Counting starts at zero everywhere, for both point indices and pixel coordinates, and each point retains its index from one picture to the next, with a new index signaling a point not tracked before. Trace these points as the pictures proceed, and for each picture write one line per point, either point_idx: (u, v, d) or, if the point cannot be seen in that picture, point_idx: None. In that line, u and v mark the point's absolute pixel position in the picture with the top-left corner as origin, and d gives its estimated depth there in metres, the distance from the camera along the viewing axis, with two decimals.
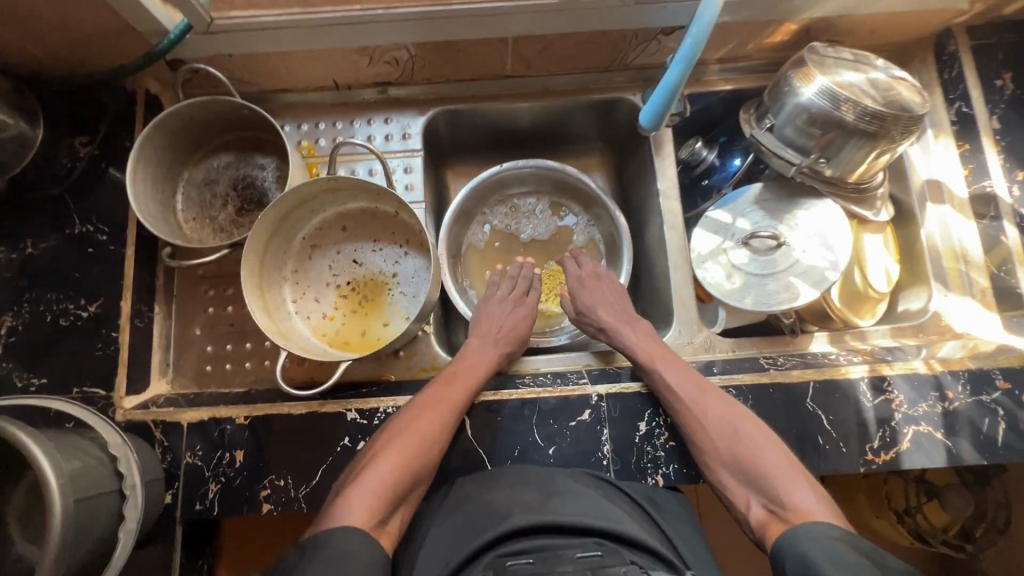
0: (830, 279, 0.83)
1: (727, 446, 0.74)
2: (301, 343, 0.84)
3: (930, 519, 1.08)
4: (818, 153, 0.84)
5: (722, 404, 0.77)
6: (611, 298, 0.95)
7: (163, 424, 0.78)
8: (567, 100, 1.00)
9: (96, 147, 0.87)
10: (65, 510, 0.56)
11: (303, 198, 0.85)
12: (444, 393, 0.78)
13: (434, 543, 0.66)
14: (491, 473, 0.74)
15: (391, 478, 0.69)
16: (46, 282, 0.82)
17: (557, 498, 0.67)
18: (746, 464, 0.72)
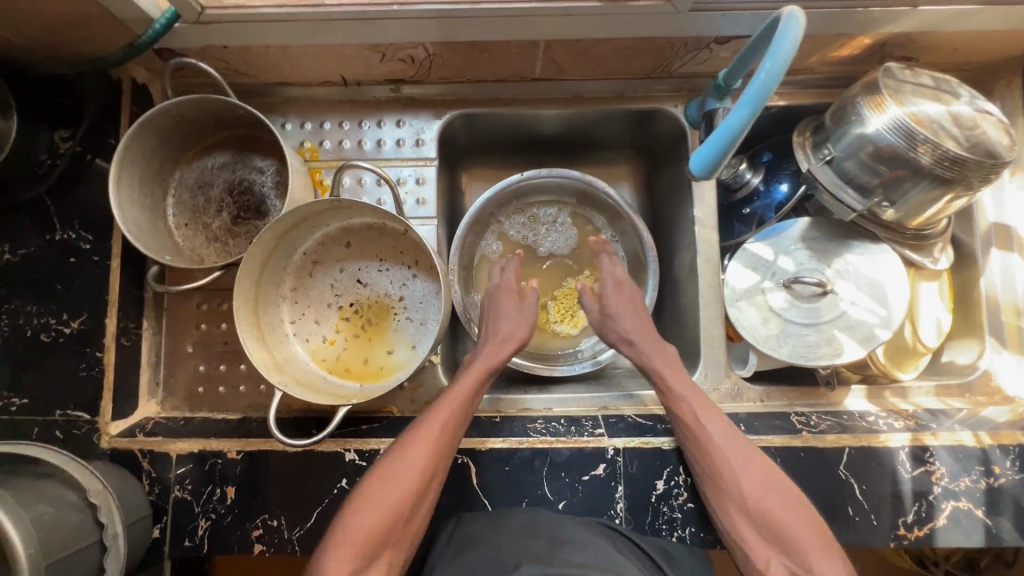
0: (879, 337, 0.76)
1: (746, 495, 0.68)
2: (299, 373, 0.78)
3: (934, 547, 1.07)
4: (881, 193, 0.75)
5: (744, 446, 0.71)
6: (635, 310, 0.86)
7: (151, 454, 0.73)
8: (598, 108, 0.90)
9: (78, 143, 0.79)
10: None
11: (302, 218, 0.77)
12: (443, 413, 0.71)
13: None
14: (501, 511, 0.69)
15: (388, 516, 0.63)
16: (26, 293, 0.76)
17: (565, 549, 0.62)
18: (764, 516, 0.67)
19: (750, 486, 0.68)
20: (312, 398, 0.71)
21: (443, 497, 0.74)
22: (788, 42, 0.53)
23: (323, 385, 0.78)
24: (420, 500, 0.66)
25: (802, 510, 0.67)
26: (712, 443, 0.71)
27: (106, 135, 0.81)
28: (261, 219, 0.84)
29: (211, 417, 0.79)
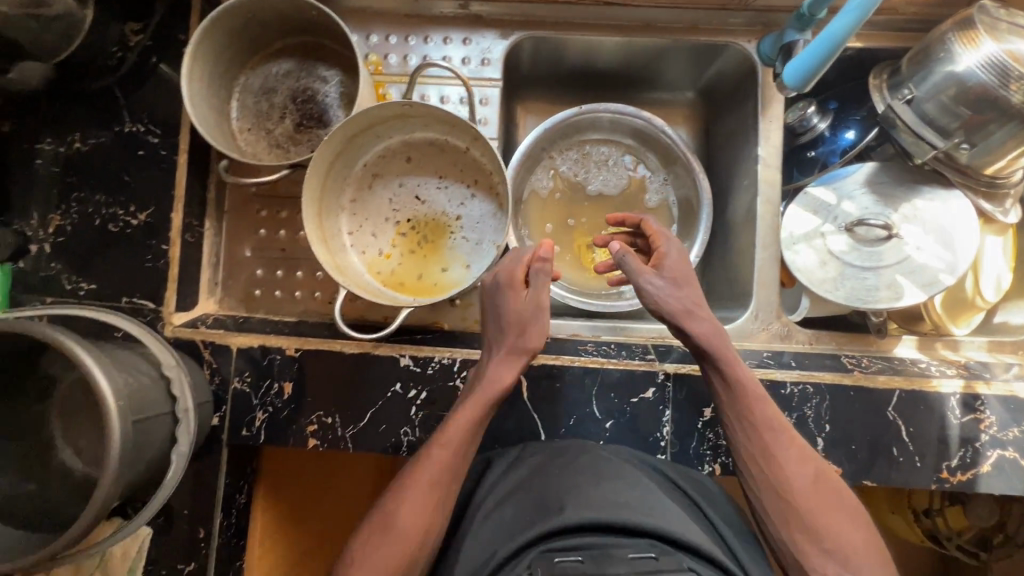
0: (942, 283, 0.75)
1: (801, 498, 0.62)
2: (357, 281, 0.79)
3: (949, 523, 1.05)
4: (961, 136, 0.73)
5: (796, 448, 0.65)
6: (689, 281, 0.71)
7: (212, 346, 0.75)
8: (667, 38, 0.88)
9: (148, 37, 0.79)
10: (123, 443, 0.53)
11: (368, 122, 0.77)
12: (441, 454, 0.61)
13: (486, 526, 0.60)
14: (548, 454, 0.68)
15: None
16: (95, 183, 0.77)
17: (608, 482, 0.61)
18: (820, 521, 0.61)
19: (805, 486, 0.63)
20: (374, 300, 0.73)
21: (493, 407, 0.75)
22: None
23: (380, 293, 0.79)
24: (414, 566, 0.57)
25: (859, 519, 0.62)
26: (762, 441, 0.65)
27: (175, 31, 0.80)
28: (323, 129, 0.83)
29: (268, 319, 0.81)
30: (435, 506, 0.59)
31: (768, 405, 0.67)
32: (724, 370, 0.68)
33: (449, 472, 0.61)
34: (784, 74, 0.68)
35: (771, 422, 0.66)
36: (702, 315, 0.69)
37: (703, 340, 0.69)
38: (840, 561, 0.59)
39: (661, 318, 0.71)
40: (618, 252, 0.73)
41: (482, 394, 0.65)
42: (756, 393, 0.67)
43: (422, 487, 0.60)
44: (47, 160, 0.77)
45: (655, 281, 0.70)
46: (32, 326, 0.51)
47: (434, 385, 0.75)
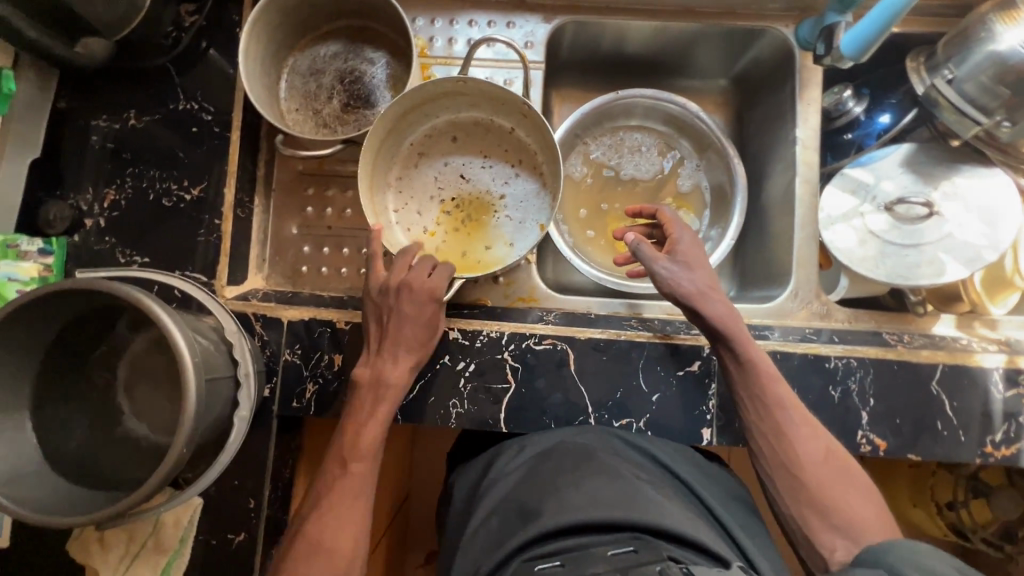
0: (985, 259, 0.76)
1: (811, 477, 0.64)
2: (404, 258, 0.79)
3: (975, 517, 1.05)
4: (1002, 115, 0.75)
5: (808, 427, 0.67)
6: (702, 264, 0.73)
7: (264, 319, 0.76)
8: (705, 23, 0.90)
9: (203, 18, 0.81)
10: (199, 403, 0.54)
11: (418, 102, 0.80)
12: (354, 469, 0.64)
13: (480, 533, 0.60)
14: (536, 461, 0.67)
15: None
16: (149, 159, 0.79)
17: (588, 481, 0.60)
18: (827, 498, 0.63)
19: (814, 465, 0.65)
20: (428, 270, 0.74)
21: (540, 380, 0.76)
22: None
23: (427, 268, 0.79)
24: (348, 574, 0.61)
25: (868, 494, 0.64)
26: (773, 422, 0.67)
27: (228, 12, 0.82)
28: (370, 109, 0.85)
29: (316, 294, 0.83)
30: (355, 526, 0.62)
31: (781, 386, 0.68)
32: (735, 351, 0.69)
33: (363, 493, 0.64)
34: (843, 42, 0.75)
35: (783, 404, 0.67)
36: (716, 297, 0.71)
37: (718, 322, 0.70)
38: (848, 537, 0.61)
39: (678, 302, 0.71)
40: (633, 240, 0.74)
41: (390, 403, 0.67)
42: (769, 374, 0.68)
43: (339, 507, 0.62)
44: (102, 137, 0.79)
45: (671, 264, 0.72)
46: (112, 283, 0.52)
47: (481, 358, 0.76)
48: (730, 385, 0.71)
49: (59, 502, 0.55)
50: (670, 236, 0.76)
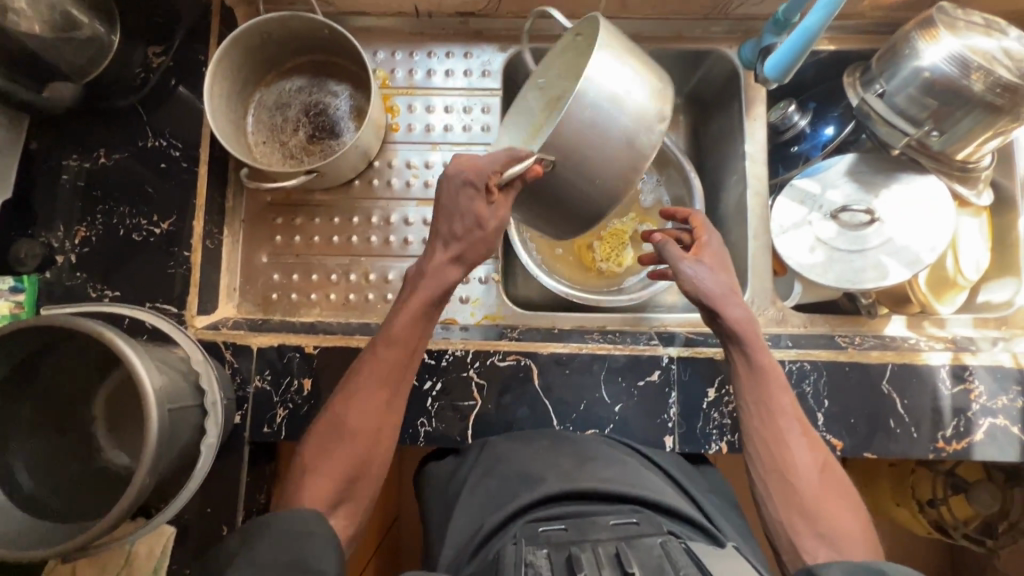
0: (924, 262, 0.80)
1: (804, 484, 0.67)
2: (529, 202, 0.70)
3: (954, 512, 1.07)
4: (930, 126, 0.79)
5: (807, 438, 0.69)
6: (725, 268, 0.75)
7: (234, 347, 0.78)
8: (655, 47, 0.95)
9: (170, 58, 0.84)
10: (160, 433, 0.56)
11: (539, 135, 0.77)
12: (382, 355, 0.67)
13: (467, 502, 0.66)
14: (523, 432, 0.75)
15: (339, 476, 0.63)
16: (119, 195, 0.81)
17: (592, 463, 0.67)
18: (818, 508, 0.65)
19: (809, 473, 0.67)
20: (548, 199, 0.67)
21: (507, 396, 0.78)
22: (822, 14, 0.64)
23: (556, 203, 0.68)
24: (373, 457, 0.66)
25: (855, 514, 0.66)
26: (776, 427, 0.69)
27: (194, 51, 0.85)
28: (335, 139, 0.88)
29: (286, 320, 0.85)
30: (383, 412, 0.67)
31: (788, 395, 0.71)
32: (750, 356, 0.71)
33: (393, 384, 0.68)
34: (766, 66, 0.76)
35: (788, 412, 0.70)
36: (737, 302, 0.72)
37: (736, 326, 0.71)
38: (832, 546, 0.63)
39: (697, 304, 0.73)
40: (658, 241, 0.76)
41: (423, 293, 0.68)
42: (778, 383, 0.71)
43: (367, 390, 0.67)
44: (72, 176, 0.81)
45: (695, 267, 0.73)
46: (77, 321, 0.54)
47: (448, 376, 0.78)
48: (735, 387, 0.73)
49: (21, 538, 0.55)
50: (698, 240, 0.77)
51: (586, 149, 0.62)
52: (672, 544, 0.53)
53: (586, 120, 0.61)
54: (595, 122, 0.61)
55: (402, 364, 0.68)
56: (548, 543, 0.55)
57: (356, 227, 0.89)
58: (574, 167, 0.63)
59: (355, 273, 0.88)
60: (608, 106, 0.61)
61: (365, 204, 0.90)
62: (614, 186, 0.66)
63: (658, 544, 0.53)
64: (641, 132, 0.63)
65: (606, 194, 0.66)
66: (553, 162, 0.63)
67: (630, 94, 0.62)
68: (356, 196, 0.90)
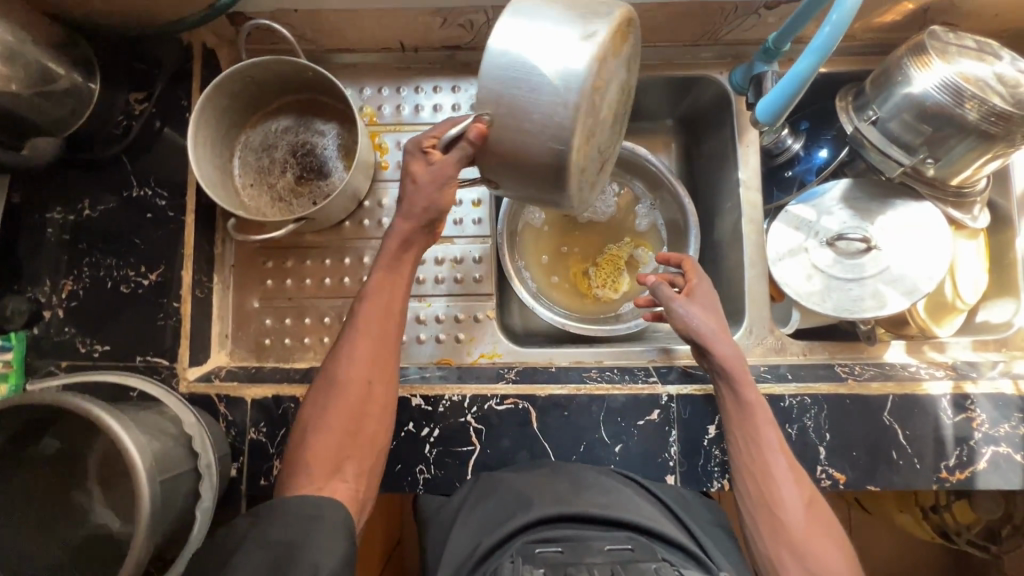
0: (922, 291, 0.79)
1: (791, 520, 0.67)
2: (499, 172, 0.60)
3: (958, 518, 1.06)
4: (925, 152, 0.78)
5: (796, 473, 0.69)
6: (715, 310, 0.77)
7: (227, 399, 0.77)
8: (645, 74, 0.94)
9: (153, 104, 0.82)
10: (154, 507, 0.55)
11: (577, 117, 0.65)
12: (371, 309, 0.69)
13: (462, 529, 0.67)
14: (525, 465, 0.74)
15: (337, 438, 0.64)
16: (106, 247, 0.80)
17: (588, 490, 0.67)
18: (806, 546, 0.65)
19: (797, 508, 0.67)
20: (501, 160, 0.58)
21: (505, 440, 0.77)
22: (812, 58, 0.60)
23: (509, 158, 0.57)
24: (369, 408, 0.66)
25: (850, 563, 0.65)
26: (764, 459, 0.69)
27: (177, 96, 0.84)
28: (323, 179, 0.87)
29: (280, 367, 0.84)
30: (380, 365, 0.68)
31: (776, 431, 0.71)
32: (737, 388, 0.72)
33: (387, 337, 0.69)
34: (757, 106, 0.70)
35: (775, 447, 0.70)
36: (725, 341, 0.74)
37: (724, 362, 0.72)
38: None
39: (688, 340, 0.75)
40: (651, 283, 0.80)
41: (414, 253, 0.71)
42: (766, 419, 0.71)
43: (362, 346, 0.68)
44: (57, 229, 0.80)
45: (688, 308, 0.75)
46: (65, 401, 0.53)
47: (445, 422, 0.77)
48: (724, 421, 0.73)
49: None
50: (689, 282, 0.80)
51: (511, 92, 0.53)
52: (665, 571, 0.54)
53: (505, 60, 0.53)
54: (520, 58, 0.53)
55: (386, 316, 0.69)
56: (545, 563, 0.56)
57: (348, 268, 0.88)
58: (507, 118, 0.54)
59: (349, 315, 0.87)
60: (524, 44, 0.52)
61: (356, 245, 0.89)
62: (554, 115, 0.53)
63: (654, 569, 0.54)
64: (570, 45, 0.52)
65: (563, 131, 0.54)
66: (491, 114, 0.54)
67: (544, 18, 0.53)
68: (346, 237, 0.89)
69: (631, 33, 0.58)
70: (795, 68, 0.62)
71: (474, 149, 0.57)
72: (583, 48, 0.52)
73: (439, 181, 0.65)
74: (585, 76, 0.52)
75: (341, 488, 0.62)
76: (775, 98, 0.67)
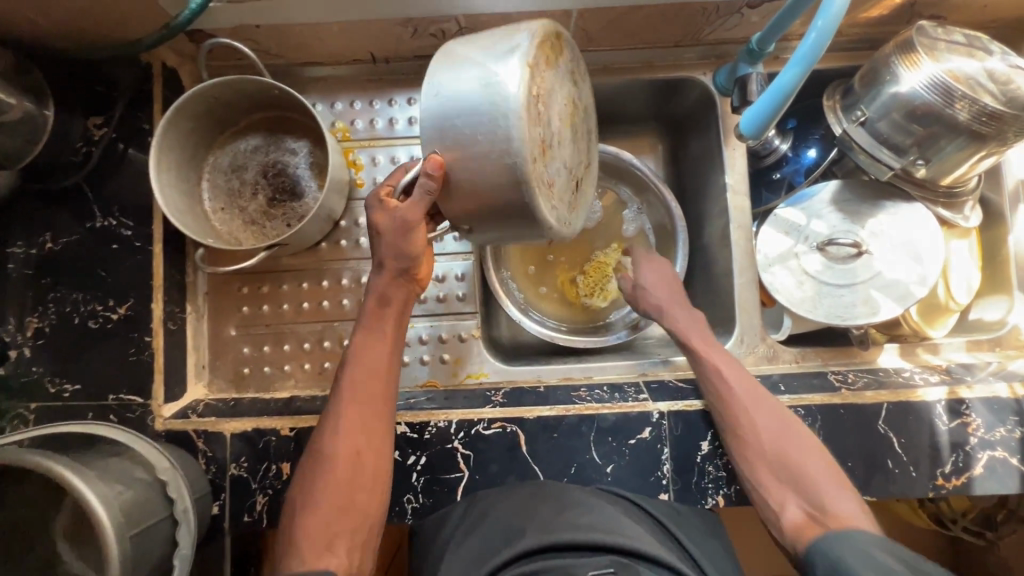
0: (915, 295, 0.78)
1: (764, 443, 0.70)
2: (471, 213, 0.56)
3: (952, 505, 1.08)
4: (915, 153, 0.76)
5: (763, 401, 0.73)
6: (665, 285, 0.88)
7: (206, 434, 0.75)
8: (626, 78, 0.91)
9: (113, 129, 0.79)
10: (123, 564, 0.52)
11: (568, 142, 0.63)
12: (360, 372, 0.67)
13: (452, 566, 0.63)
14: (512, 487, 0.71)
15: (332, 511, 0.61)
16: (71, 281, 0.77)
17: (573, 511, 0.64)
18: (782, 461, 0.69)
19: (768, 432, 0.71)
20: (463, 199, 0.54)
21: (494, 465, 0.75)
22: (795, 70, 0.58)
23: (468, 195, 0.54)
24: (359, 476, 0.64)
25: (828, 467, 0.68)
26: (729, 396, 0.74)
27: (139, 120, 0.80)
28: (296, 200, 0.84)
29: (260, 398, 0.81)
30: (371, 432, 0.66)
31: (736, 370, 0.76)
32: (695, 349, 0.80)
33: (379, 400, 0.67)
34: (741, 122, 0.67)
35: (736, 385, 0.74)
36: (677, 310, 0.85)
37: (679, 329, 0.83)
38: (801, 495, 0.67)
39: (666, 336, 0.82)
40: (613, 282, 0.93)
41: (398, 307, 0.69)
42: (725, 361, 0.77)
43: (353, 411, 0.66)
44: (18, 264, 0.76)
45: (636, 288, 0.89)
46: (25, 461, 0.50)
47: (431, 449, 0.75)
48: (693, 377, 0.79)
49: None
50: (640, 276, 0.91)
51: (456, 130, 0.51)
52: None
53: (439, 98, 0.51)
54: (459, 95, 0.51)
55: (377, 376, 0.67)
56: None
57: (327, 291, 0.85)
58: (459, 153, 0.52)
59: (329, 340, 0.84)
60: (458, 81, 0.51)
61: (335, 266, 0.86)
62: (502, 139, 0.51)
63: None
64: (497, 65, 0.51)
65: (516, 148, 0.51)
66: (444, 153, 0.52)
67: (465, 49, 0.52)
68: (323, 259, 0.86)
69: (561, 47, 0.58)
70: (778, 79, 0.60)
71: (437, 186, 0.53)
72: (513, 66, 0.51)
73: (404, 230, 0.62)
74: (524, 87, 0.50)
75: (334, 563, 0.58)
76: (760, 109, 0.65)
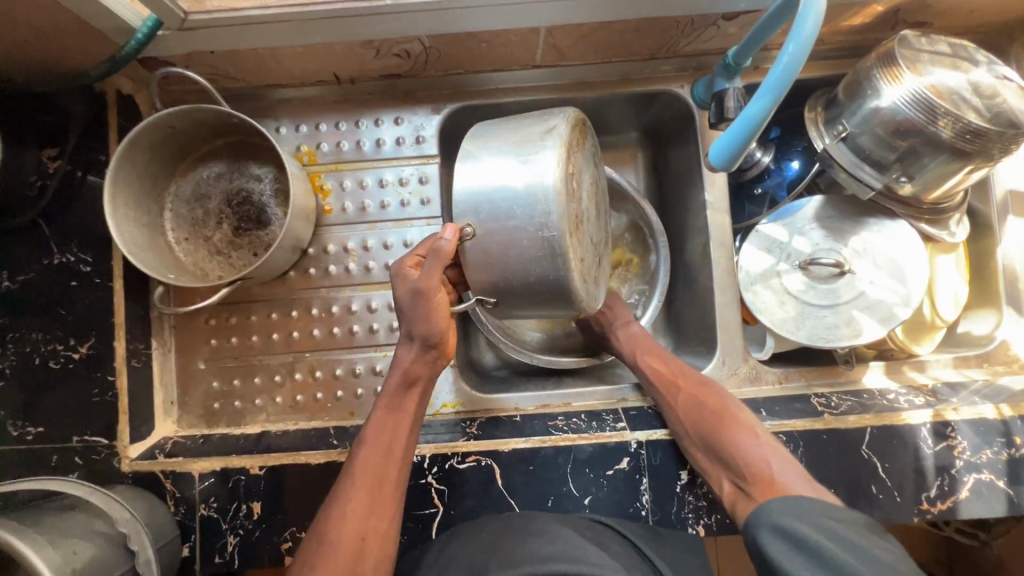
0: (898, 316, 0.77)
1: (694, 426, 0.72)
2: (499, 292, 0.59)
3: None
4: (899, 170, 0.73)
5: (691, 390, 0.75)
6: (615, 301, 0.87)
7: (174, 475, 0.73)
8: (600, 92, 0.88)
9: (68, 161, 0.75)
10: None
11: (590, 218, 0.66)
12: (373, 449, 0.65)
13: None
14: (482, 520, 0.68)
15: None
16: (28, 321, 0.74)
17: (534, 540, 0.62)
18: (710, 438, 0.70)
19: (694, 416, 0.73)
20: (495, 271, 0.57)
21: (469, 500, 0.73)
22: (765, 100, 0.56)
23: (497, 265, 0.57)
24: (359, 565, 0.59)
25: (746, 429, 0.70)
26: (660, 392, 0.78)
27: (94, 151, 0.77)
28: (262, 229, 0.82)
29: (229, 435, 0.80)
30: (375, 517, 0.62)
31: (665, 365, 0.79)
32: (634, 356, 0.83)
33: (391, 483, 0.64)
34: (708, 152, 0.64)
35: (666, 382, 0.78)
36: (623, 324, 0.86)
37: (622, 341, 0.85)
38: (732, 471, 0.68)
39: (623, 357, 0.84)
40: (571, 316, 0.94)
41: (421, 387, 0.69)
42: (658, 359, 0.81)
43: (360, 491, 0.63)
44: None
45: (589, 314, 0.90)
46: None
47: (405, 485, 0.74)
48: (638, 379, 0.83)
49: None
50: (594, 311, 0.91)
51: (491, 206, 0.55)
52: None
53: (471, 189, 0.56)
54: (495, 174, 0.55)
55: (391, 453, 0.65)
56: None
57: (297, 321, 0.83)
58: (493, 227, 0.55)
59: (300, 371, 0.82)
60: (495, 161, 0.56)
61: (305, 295, 0.83)
62: (535, 217, 0.54)
63: None
64: (526, 162, 0.55)
65: (548, 237, 0.55)
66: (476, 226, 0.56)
67: (498, 143, 0.57)
68: (293, 288, 0.84)
69: (586, 132, 0.63)
70: (747, 108, 0.58)
71: (450, 251, 0.57)
72: (547, 151, 0.55)
73: (422, 298, 0.62)
74: (557, 178, 0.54)
75: None
76: (727, 140, 0.62)
